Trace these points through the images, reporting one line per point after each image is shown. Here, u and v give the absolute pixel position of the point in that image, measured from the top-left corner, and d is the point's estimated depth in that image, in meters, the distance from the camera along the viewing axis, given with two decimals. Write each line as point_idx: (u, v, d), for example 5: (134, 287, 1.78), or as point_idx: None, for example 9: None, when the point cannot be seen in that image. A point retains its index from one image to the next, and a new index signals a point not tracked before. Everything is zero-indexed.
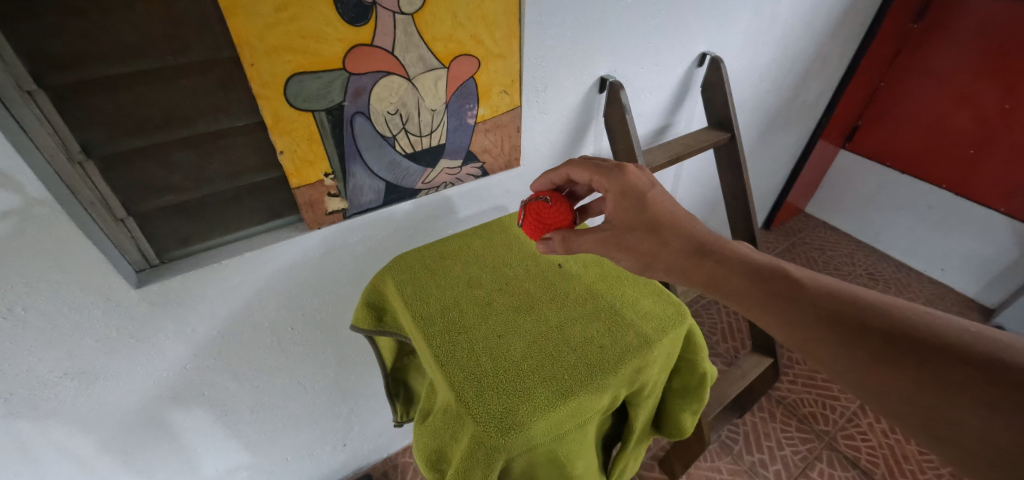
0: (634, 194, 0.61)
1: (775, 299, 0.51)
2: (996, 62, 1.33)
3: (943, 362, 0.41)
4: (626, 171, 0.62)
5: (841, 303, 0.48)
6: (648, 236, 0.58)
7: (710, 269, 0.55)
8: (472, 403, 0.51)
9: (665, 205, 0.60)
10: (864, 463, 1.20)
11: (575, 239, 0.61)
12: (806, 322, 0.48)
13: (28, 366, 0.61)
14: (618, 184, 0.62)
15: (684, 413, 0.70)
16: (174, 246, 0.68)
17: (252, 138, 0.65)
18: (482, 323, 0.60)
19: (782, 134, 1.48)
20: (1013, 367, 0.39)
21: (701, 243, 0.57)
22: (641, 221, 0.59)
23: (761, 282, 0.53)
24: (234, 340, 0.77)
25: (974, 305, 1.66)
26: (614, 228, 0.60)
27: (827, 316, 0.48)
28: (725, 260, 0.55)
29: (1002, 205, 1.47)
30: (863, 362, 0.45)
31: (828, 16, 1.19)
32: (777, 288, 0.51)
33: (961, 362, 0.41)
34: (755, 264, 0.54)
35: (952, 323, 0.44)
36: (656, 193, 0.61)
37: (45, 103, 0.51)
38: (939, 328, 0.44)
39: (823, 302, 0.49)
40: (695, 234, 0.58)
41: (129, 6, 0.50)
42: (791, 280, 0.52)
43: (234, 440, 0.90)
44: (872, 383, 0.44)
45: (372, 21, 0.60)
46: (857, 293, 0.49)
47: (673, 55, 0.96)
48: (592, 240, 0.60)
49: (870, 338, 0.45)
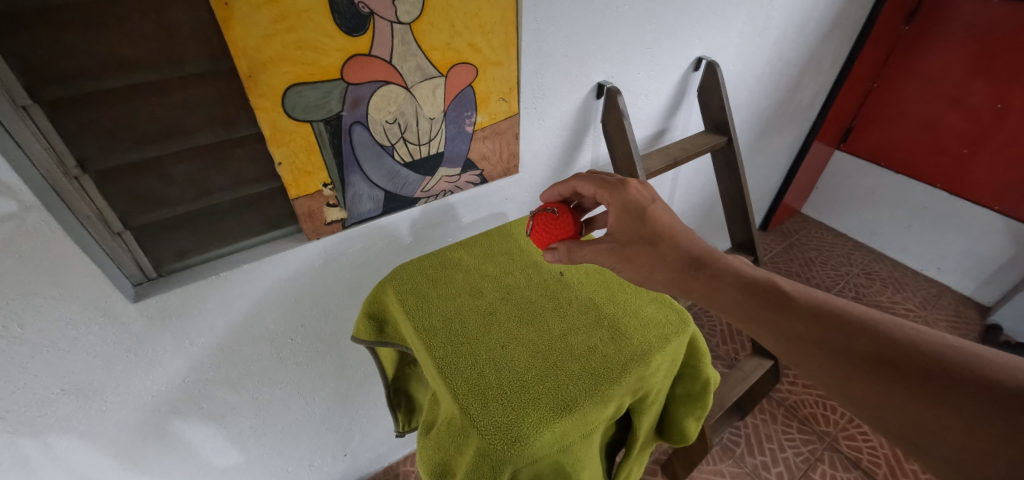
0: (633, 208, 0.61)
1: (768, 311, 0.51)
2: (986, 63, 1.34)
3: (930, 375, 0.42)
4: (628, 187, 0.63)
5: (833, 317, 0.48)
6: (646, 249, 0.58)
7: (705, 282, 0.55)
8: (476, 416, 0.50)
9: (665, 219, 0.60)
10: (865, 463, 1.21)
11: (579, 250, 0.61)
12: (799, 334, 0.48)
13: (25, 383, 0.60)
14: (620, 198, 0.62)
15: (687, 419, 0.70)
16: (172, 258, 0.67)
17: (250, 149, 0.65)
18: (482, 335, 0.60)
19: (778, 136, 1.49)
20: (995, 382, 0.40)
21: (698, 257, 0.57)
22: (639, 234, 0.59)
23: (754, 294, 0.53)
24: (233, 352, 0.77)
25: (971, 304, 1.67)
26: (614, 241, 0.60)
27: (818, 329, 0.48)
28: (719, 273, 0.55)
29: (996, 204, 1.49)
30: (855, 373, 0.45)
31: (821, 18, 1.20)
32: (770, 300, 0.52)
33: (946, 377, 0.41)
34: (747, 276, 0.54)
35: (936, 338, 0.44)
36: (657, 207, 0.62)
37: (40, 118, 0.50)
38: (925, 343, 0.44)
39: (814, 315, 0.49)
40: (692, 246, 0.58)
41: (125, 19, 0.50)
42: (783, 293, 0.52)
43: (235, 452, 0.89)
44: (865, 395, 0.44)
45: (369, 31, 0.60)
46: (845, 306, 0.49)
47: (669, 60, 0.97)
48: (595, 253, 0.60)
49: (861, 351, 0.45)
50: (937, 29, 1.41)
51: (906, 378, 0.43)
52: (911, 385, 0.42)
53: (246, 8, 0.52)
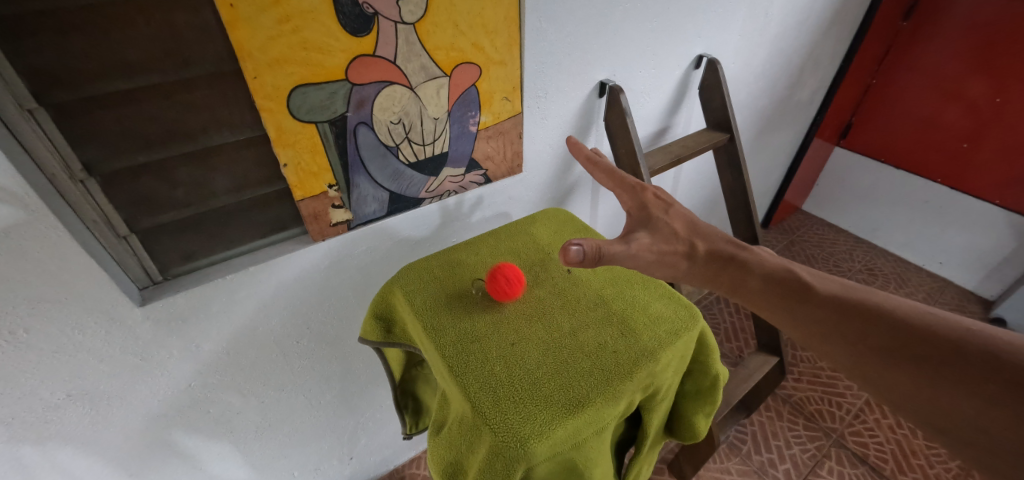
0: (654, 212, 0.59)
1: (789, 301, 0.52)
2: (985, 55, 1.35)
3: (944, 361, 0.43)
4: (646, 192, 0.62)
5: (852, 307, 0.49)
6: (684, 252, 0.57)
7: (731, 275, 0.55)
8: (487, 414, 0.50)
9: (686, 221, 0.59)
10: (872, 459, 1.20)
11: (609, 248, 0.53)
12: (820, 322, 0.50)
13: (30, 390, 0.60)
14: (637, 201, 0.61)
15: (697, 416, 0.70)
16: (177, 262, 0.67)
17: (255, 151, 0.65)
18: (493, 331, 0.60)
19: (778, 133, 1.49)
20: (1008, 363, 0.40)
21: (722, 249, 0.57)
22: (675, 235, 0.57)
23: (776, 284, 0.54)
24: (239, 355, 0.76)
25: (974, 298, 1.67)
26: (651, 236, 0.57)
27: (837, 317, 0.49)
28: (744, 263, 0.56)
29: (997, 198, 1.49)
30: (871, 361, 0.46)
31: (820, 15, 1.20)
32: (792, 291, 0.53)
33: (960, 361, 0.42)
34: (770, 267, 0.55)
35: (951, 323, 0.45)
36: (677, 211, 0.60)
37: (46, 121, 0.50)
38: (941, 328, 0.45)
39: (833, 304, 0.50)
40: (717, 243, 0.58)
41: (132, 22, 0.50)
42: (804, 283, 0.53)
43: (240, 456, 0.89)
44: (883, 381, 0.45)
45: (374, 32, 0.60)
46: (864, 295, 0.50)
47: (671, 58, 0.97)
48: (639, 248, 0.55)
49: (878, 338, 0.47)
50: (935, 26, 1.42)
51: (924, 364, 0.44)
52: (928, 371, 0.43)
53: (252, 9, 0.52)
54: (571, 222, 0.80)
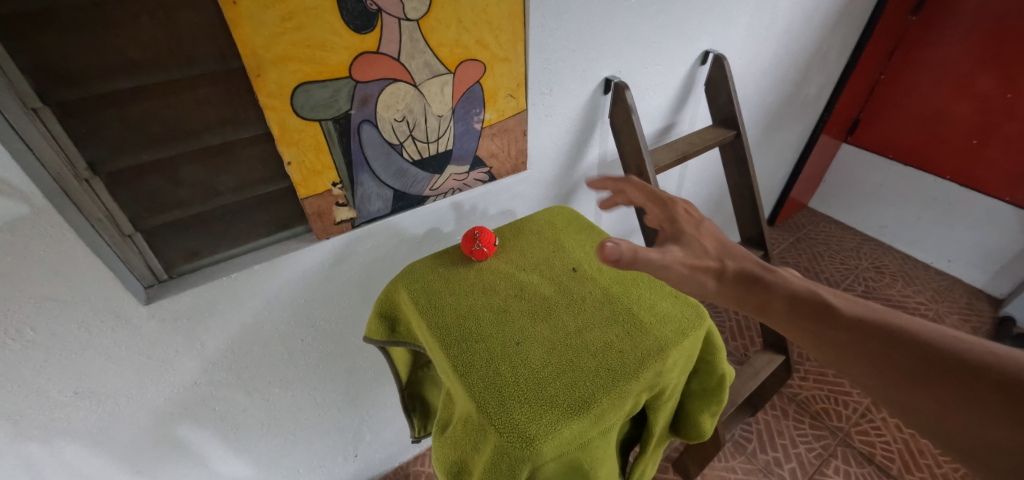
0: (685, 226, 0.60)
1: (810, 321, 0.49)
2: (996, 50, 1.33)
3: (982, 385, 0.39)
4: (677, 205, 0.63)
5: (878, 329, 0.46)
6: (715, 270, 0.55)
7: (749, 294, 0.53)
8: (493, 414, 0.50)
9: (718, 239, 0.58)
10: (879, 458, 1.19)
11: (647, 253, 0.52)
12: (843, 343, 0.46)
13: (38, 388, 0.60)
14: (667, 214, 0.62)
15: (702, 415, 0.70)
16: (182, 260, 0.67)
17: (259, 149, 0.65)
18: (499, 331, 0.60)
19: (784, 129, 1.48)
20: None
21: (745, 270, 0.55)
22: (706, 252, 0.56)
23: (796, 303, 0.51)
24: (244, 353, 0.76)
25: (983, 296, 1.65)
26: (684, 250, 0.56)
27: (863, 339, 0.46)
28: (765, 282, 0.53)
29: (1006, 194, 1.47)
30: (900, 385, 0.42)
31: (828, 9, 1.18)
32: (812, 310, 0.50)
33: (1000, 385, 0.38)
34: (792, 287, 0.52)
35: (992, 348, 0.41)
36: (708, 226, 0.60)
37: (50, 120, 0.50)
38: (978, 352, 0.41)
39: (858, 325, 0.47)
40: (746, 264, 0.55)
41: (134, 19, 0.50)
42: (827, 303, 0.50)
43: (246, 453, 0.89)
44: (912, 407, 0.42)
45: (377, 28, 0.60)
46: (889, 315, 0.47)
47: (676, 55, 0.96)
48: (672, 258, 0.54)
49: (906, 361, 0.43)
50: (945, 20, 1.40)
51: (958, 389, 0.40)
52: (959, 396, 0.39)
53: (255, 7, 0.52)
54: (576, 220, 0.79)
